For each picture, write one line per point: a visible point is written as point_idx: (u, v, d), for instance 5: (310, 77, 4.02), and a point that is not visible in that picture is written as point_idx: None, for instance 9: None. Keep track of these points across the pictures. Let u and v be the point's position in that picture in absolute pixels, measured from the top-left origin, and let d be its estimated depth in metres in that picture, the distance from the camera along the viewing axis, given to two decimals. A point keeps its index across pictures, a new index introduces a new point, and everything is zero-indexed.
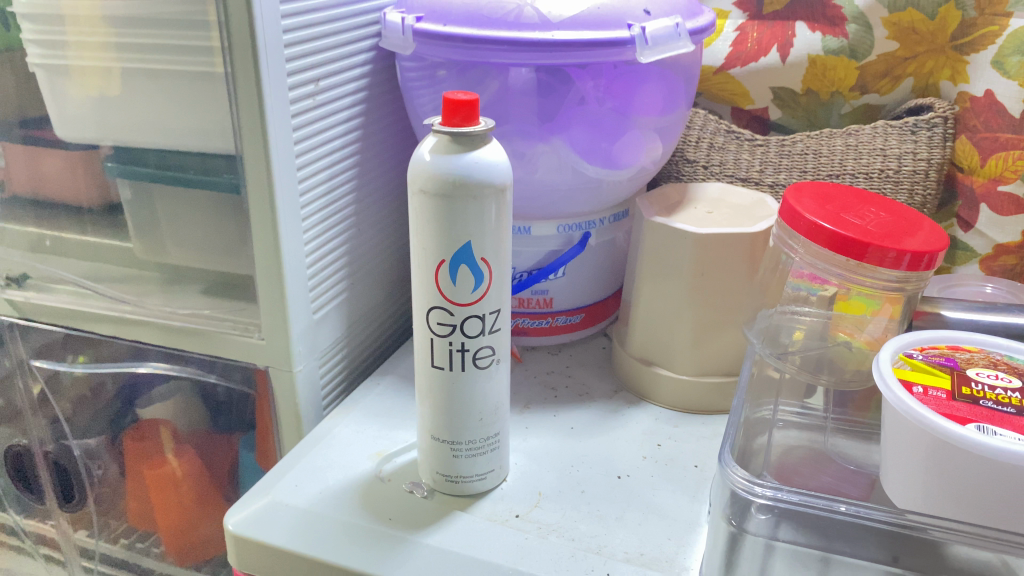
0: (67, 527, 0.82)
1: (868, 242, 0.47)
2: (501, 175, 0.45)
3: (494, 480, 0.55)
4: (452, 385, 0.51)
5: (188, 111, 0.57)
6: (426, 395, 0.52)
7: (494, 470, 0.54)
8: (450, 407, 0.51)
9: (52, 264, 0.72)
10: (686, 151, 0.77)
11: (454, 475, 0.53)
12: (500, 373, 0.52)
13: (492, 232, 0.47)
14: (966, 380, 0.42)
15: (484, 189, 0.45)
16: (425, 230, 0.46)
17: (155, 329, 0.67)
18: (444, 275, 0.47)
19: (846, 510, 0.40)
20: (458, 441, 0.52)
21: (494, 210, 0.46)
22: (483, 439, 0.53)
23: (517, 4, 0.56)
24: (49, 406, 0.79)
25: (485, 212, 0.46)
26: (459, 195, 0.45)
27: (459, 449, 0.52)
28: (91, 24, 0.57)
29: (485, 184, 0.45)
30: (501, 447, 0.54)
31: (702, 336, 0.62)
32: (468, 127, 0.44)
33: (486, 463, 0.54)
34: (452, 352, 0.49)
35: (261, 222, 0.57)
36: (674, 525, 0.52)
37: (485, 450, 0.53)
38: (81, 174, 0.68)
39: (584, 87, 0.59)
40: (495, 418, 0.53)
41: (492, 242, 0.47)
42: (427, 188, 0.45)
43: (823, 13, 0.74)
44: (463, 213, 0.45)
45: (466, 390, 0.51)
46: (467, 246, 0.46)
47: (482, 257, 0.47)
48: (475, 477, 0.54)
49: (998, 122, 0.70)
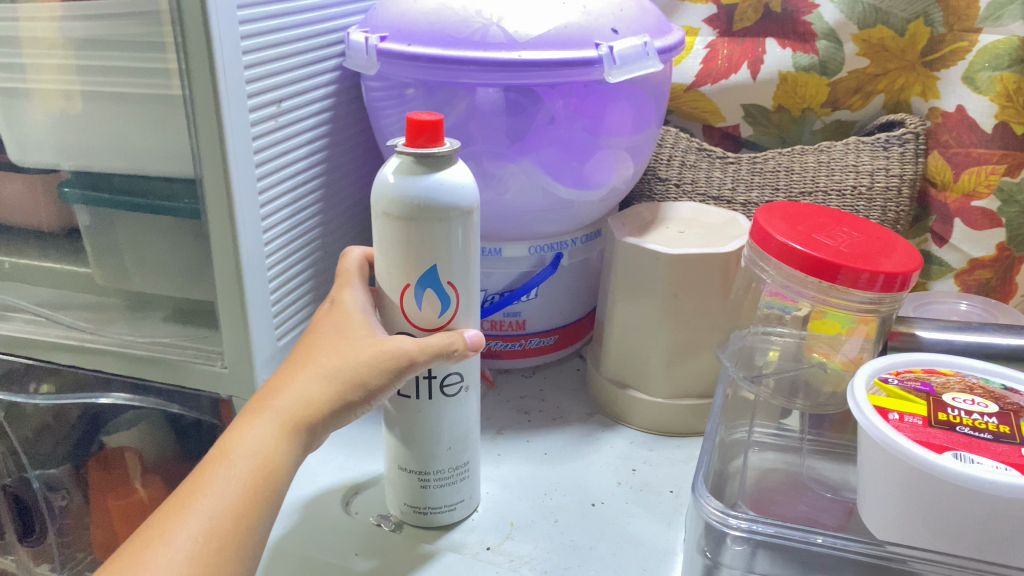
0: (27, 561, 0.78)
1: (840, 264, 0.46)
2: (468, 201, 0.44)
3: (464, 511, 0.53)
4: (417, 413, 0.49)
5: (148, 134, 0.56)
6: (392, 422, 0.50)
7: (466, 501, 0.53)
8: (417, 436, 0.50)
9: (10, 292, 0.70)
10: (658, 169, 0.76)
11: (423, 507, 0.52)
12: (468, 402, 0.51)
13: (459, 256, 0.45)
14: (942, 406, 0.41)
15: (450, 215, 0.44)
16: (389, 252, 0.45)
17: (116, 359, 0.65)
18: (410, 298, 0.46)
19: (823, 542, 0.40)
20: (427, 471, 0.51)
21: (462, 237, 0.45)
22: (452, 469, 0.51)
23: (482, 23, 0.55)
24: (7, 437, 0.76)
25: (451, 235, 0.44)
26: (424, 221, 0.43)
27: (428, 479, 0.51)
28: (46, 46, 0.55)
29: (451, 210, 0.44)
30: (471, 476, 0.53)
31: (677, 358, 0.61)
32: (434, 151, 0.43)
33: (457, 494, 0.52)
34: (418, 379, 0.48)
35: (221, 248, 0.55)
36: (649, 554, 0.50)
37: (454, 480, 0.52)
38: (40, 198, 0.66)
39: (554, 106, 0.58)
40: (465, 447, 0.51)
41: (459, 267, 0.46)
42: (390, 212, 0.44)
43: (793, 29, 0.73)
44: (428, 239, 0.44)
45: (433, 418, 0.49)
46: (434, 269, 0.45)
47: (448, 280, 0.46)
48: (444, 509, 0.52)
49: (970, 137, 0.69)
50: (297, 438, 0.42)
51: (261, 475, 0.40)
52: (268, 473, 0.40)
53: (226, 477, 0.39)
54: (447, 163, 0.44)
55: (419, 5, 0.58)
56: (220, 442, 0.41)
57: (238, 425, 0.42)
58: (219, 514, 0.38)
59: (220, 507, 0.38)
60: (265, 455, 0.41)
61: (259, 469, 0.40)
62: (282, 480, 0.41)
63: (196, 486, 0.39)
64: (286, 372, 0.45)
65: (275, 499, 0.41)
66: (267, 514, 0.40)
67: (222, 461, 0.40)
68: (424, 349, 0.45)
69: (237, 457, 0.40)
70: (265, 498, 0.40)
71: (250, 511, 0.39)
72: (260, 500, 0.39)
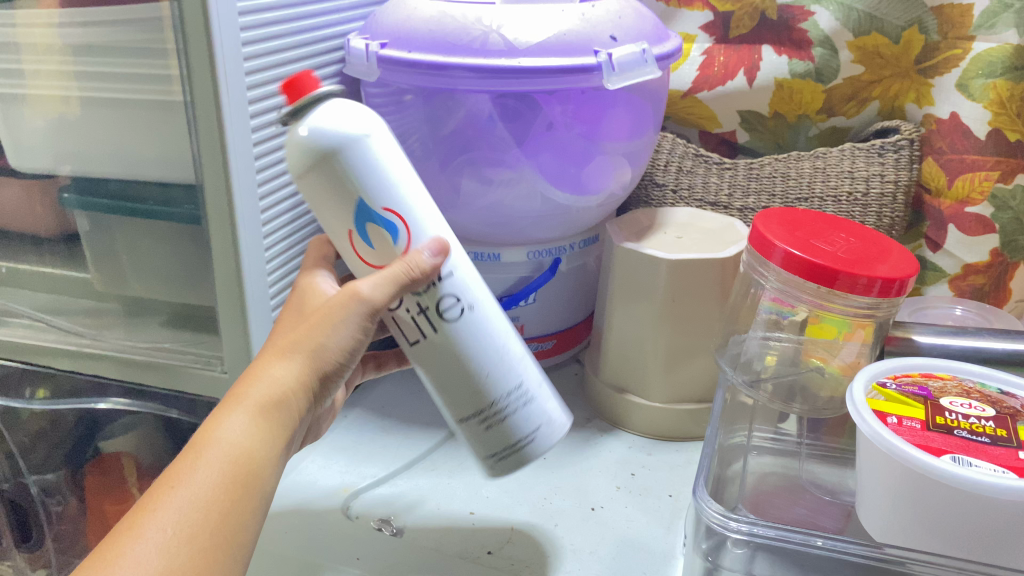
0: (23, 567, 0.76)
1: (838, 269, 0.46)
2: (352, 124, 0.41)
3: (547, 438, 0.47)
4: (439, 352, 0.44)
5: (148, 140, 0.56)
6: (422, 378, 0.46)
7: (541, 426, 0.47)
8: (449, 379, 0.45)
9: (8, 296, 0.70)
10: (655, 175, 0.77)
11: (501, 452, 0.46)
12: (484, 315, 0.45)
13: (377, 180, 0.42)
14: (940, 410, 0.41)
15: (340, 146, 0.41)
16: (318, 211, 0.43)
17: (112, 363, 0.65)
18: (360, 241, 0.44)
19: (823, 545, 0.40)
20: (480, 409, 0.45)
21: (365, 163, 0.41)
22: (505, 394, 0.45)
23: (482, 30, 0.56)
24: (4, 442, 0.76)
25: (350, 169, 0.41)
26: (320, 166, 0.41)
27: (483, 417, 0.45)
28: (45, 51, 0.55)
29: (339, 140, 0.41)
30: (536, 397, 0.47)
31: (674, 363, 0.62)
32: (306, 99, 0.41)
33: (523, 424, 0.46)
34: (414, 319, 0.44)
35: (222, 253, 0.56)
36: (649, 557, 0.51)
37: (514, 407, 0.46)
38: (37, 205, 0.66)
39: (552, 113, 0.58)
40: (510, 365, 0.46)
41: (382, 191, 0.42)
42: (297, 172, 0.42)
43: (789, 37, 0.74)
44: (334, 180, 0.41)
45: (455, 349, 0.44)
46: (359, 203, 0.42)
47: (382, 206, 0.42)
48: (523, 441, 0.46)
49: (963, 144, 0.70)
50: (274, 418, 0.39)
51: (239, 464, 0.37)
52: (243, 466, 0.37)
53: (199, 473, 0.36)
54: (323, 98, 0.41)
55: (420, 12, 0.58)
56: (194, 438, 0.38)
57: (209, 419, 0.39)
58: (192, 512, 0.35)
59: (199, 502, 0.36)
60: (241, 444, 0.38)
61: (232, 463, 0.37)
62: (264, 467, 0.38)
63: (166, 486, 0.36)
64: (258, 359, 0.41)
65: (262, 488, 0.38)
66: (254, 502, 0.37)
67: (197, 456, 0.37)
68: (382, 285, 0.41)
69: (213, 451, 0.37)
70: (243, 492, 0.37)
71: (226, 508, 0.36)
72: (243, 491, 0.37)
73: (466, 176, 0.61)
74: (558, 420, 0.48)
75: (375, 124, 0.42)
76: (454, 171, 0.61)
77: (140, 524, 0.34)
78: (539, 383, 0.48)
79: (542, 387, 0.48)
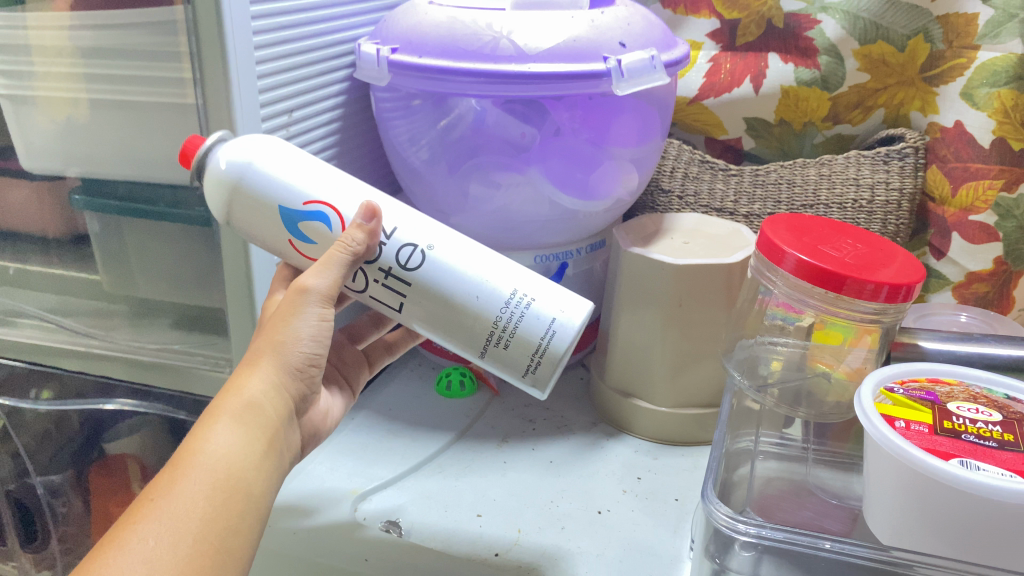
0: (28, 567, 0.77)
1: (846, 274, 0.47)
2: (238, 149, 0.46)
3: (568, 331, 0.47)
4: (422, 302, 0.47)
5: (158, 143, 0.57)
6: (430, 332, 0.49)
7: (557, 320, 0.46)
8: (449, 316, 0.47)
9: (18, 297, 0.70)
10: (661, 181, 0.78)
11: (528, 360, 0.47)
12: (450, 247, 0.47)
13: (286, 184, 0.46)
14: (948, 414, 0.41)
15: (240, 172, 0.45)
16: (268, 244, 0.48)
17: (122, 365, 0.66)
18: (304, 244, 0.47)
19: (831, 547, 0.40)
20: (487, 330, 0.47)
21: (262, 178, 0.46)
22: (503, 304, 0.46)
23: (492, 36, 0.56)
24: (9, 440, 0.76)
25: (260, 184, 0.46)
26: (237, 201, 0.46)
27: (493, 337, 0.47)
28: (56, 54, 0.56)
29: (236, 169, 0.45)
30: (541, 296, 0.47)
31: (681, 367, 0.62)
32: (197, 155, 0.46)
33: (535, 325, 0.46)
34: (386, 283, 0.47)
35: (234, 255, 0.56)
36: (656, 561, 0.51)
37: (519, 315, 0.46)
38: (47, 206, 0.66)
39: (559, 118, 0.59)
40: (495, 277, 0.47)
41: (291, 196, 0.46)
42: (234, 222, 0.47)
43: (795, 45, 0.74)
44: (254, 208, 0.46)
45: (435, 291, 0.47)
46: (283, 209, 0.46)
47: (303, 201, 0.46)
48: (544, 340, 0.46)
49: (967, 152, 0.70)
50: (251, 418, 0.40)
51: (222, 473, 0.38)
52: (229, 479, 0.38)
53: (188, 486, 0.36)
54: (211, 147, 0.46)
55: (430, 18, 0.58)
56: (179, 448, 0.38)
57: (192, 434, 0.39)
58: (178, 520, 0.35)
59: (192, 507, 0.36)
60: (222, 454, 0.38)
61: (218, 476, 0.37)
62: (250, 469, 0.39)
63: (152, 496, 0.36)
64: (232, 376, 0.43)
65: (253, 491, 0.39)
66: (245, 505, 0.38)
67: (185, 462, 0.37)
68: (324, 271, 0.44)
69: (198, 457, 0.37)
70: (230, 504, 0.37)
71: (213, 518, 0.36)
72: (232, 495, 0.37)
73: (474, 181, 0.62)
74: (575, 310, 0.47)
75: (260, 142, 0.46)
76: (462, 175, 0.62)
77: (123, 536, 0.34)
78: (540, 281, 0.48)
79: (546, 287, 0.48)
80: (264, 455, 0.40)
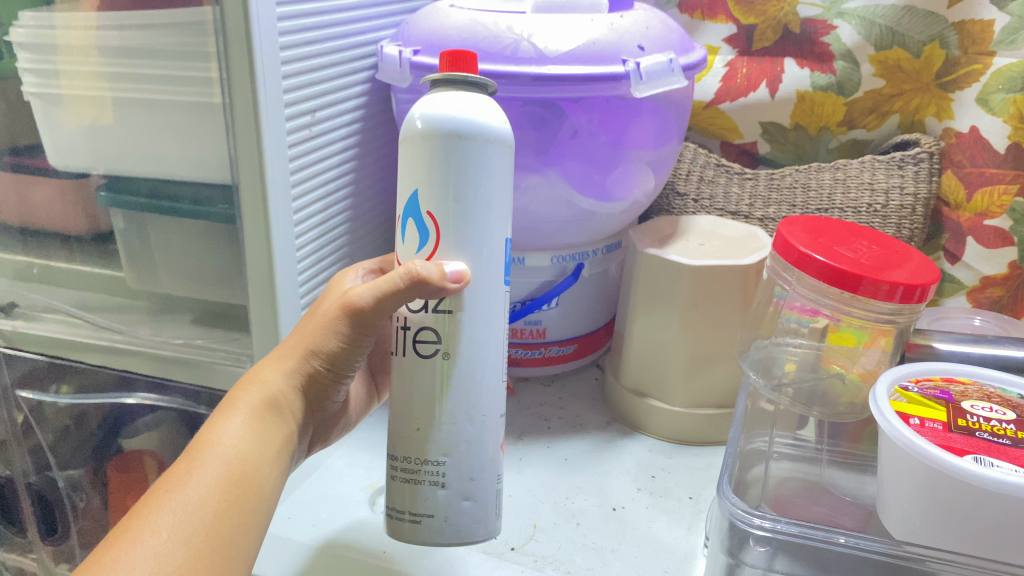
0: (47, 562, 0.78)
1: (861, 275, 0.47)
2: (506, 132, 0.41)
3: (445, 535, 0.44)
4: (404, 377, 0.44)
5: (183, 143, 0.58)
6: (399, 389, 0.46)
7: (444, 518, 0.43)
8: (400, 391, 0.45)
9: (45, 294, 0.71)
10: (677, 184, 0.79)
11: (398, 510, 0.44)
12: (453, 369, 0.43)
13: (454, 198, 0.41)
14: (962, 412, 0.42)
15: (497, 136, 0.41)
16: (409, 171, 0.42)
17: (144, 360, 0.68)
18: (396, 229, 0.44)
19: (846, 542, 0.41)
20: (396, 457, 0.44)
21: (477, 168, 0.41)
22: (427, 464, 0.43)
23: (513, 39, 0.57)
24: (33, 435, 0.76)
25: (453, 166, 0.40)
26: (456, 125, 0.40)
27: (395, 468, 0.44)
28: (83, 53, 0.57)
29: (494, 129, 0.41)
30: (459, 487, 0.44)
31: (695, 368, 0.63)
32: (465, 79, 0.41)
33: (422, 499, 0.43)
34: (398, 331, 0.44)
35: (255, 252, 0.57)
36: (670, 557, 0.52)
37: (430, 483, 0.43)
38: (70, 205, 0.66)
39: (578, 121, 0.59)
40: (433, 435, 0.43)
41: (461, 192, 0.41)
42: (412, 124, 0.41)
43: (811, 50, 0.75)
44: (442, 157, 0.40)
45: (408, 379, 0.44)
46: (415, 195, 0.42)
47: (427, 210, 0.41)
48: (409, 517, 0.44)
49: (983, 157, 0.70)
50: (265, 415, 0.45)
51: (231, 467, 0.41)
52: (237, 478, 0.41)
53: (197, 483, 0.40)
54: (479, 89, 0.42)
55: (452, 20, 0.60)
56: (194, 442, 0.43)
57: (208, 428, 0.43)
58: (185, 514, 0.38)
59: (200, 500, 0.39)
60: (233, 450, 0.42)
61: (226, 475, 0.41)
62: (260, 465, 0.43)
63: (163, 489, 0.39)
64: (259, 368, 0.47)
65: (261, 485, 0.42)
66: (256, 500, 0.41)
67: (196, 455, 0.41)
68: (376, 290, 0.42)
69: (209, 451, 0.42)
70: (239, 501, 0.40)
71: (222, 514, 0.39)
72: (241, 490, 0.41)
73: None
74: (470, 522, 0.44)
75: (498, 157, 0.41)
76: None
77: (134, 529, 0.37)
78: (479, 472, 0.44)
79: (473, 486, 0.44)
80: (277, 454, 0.45)
